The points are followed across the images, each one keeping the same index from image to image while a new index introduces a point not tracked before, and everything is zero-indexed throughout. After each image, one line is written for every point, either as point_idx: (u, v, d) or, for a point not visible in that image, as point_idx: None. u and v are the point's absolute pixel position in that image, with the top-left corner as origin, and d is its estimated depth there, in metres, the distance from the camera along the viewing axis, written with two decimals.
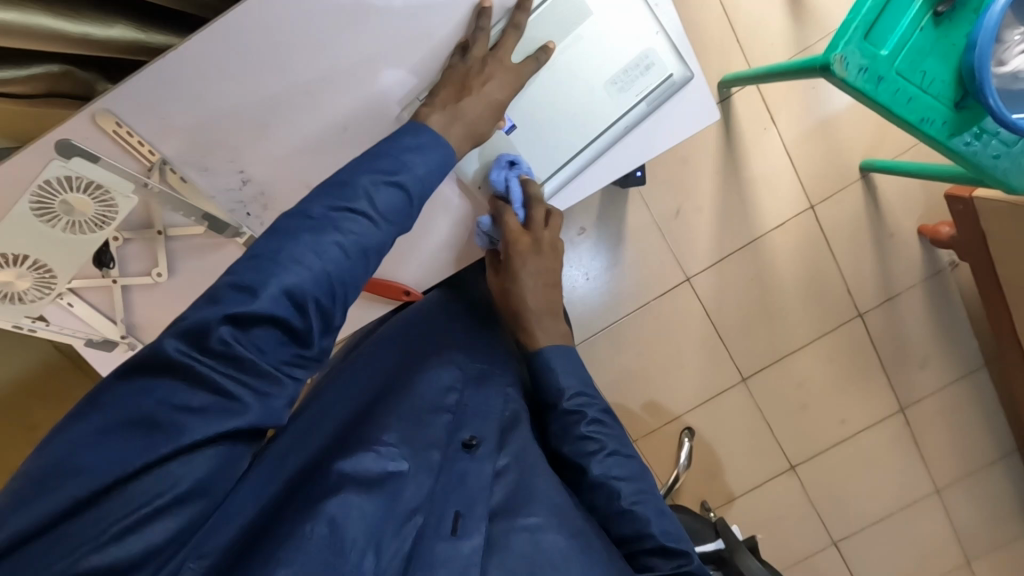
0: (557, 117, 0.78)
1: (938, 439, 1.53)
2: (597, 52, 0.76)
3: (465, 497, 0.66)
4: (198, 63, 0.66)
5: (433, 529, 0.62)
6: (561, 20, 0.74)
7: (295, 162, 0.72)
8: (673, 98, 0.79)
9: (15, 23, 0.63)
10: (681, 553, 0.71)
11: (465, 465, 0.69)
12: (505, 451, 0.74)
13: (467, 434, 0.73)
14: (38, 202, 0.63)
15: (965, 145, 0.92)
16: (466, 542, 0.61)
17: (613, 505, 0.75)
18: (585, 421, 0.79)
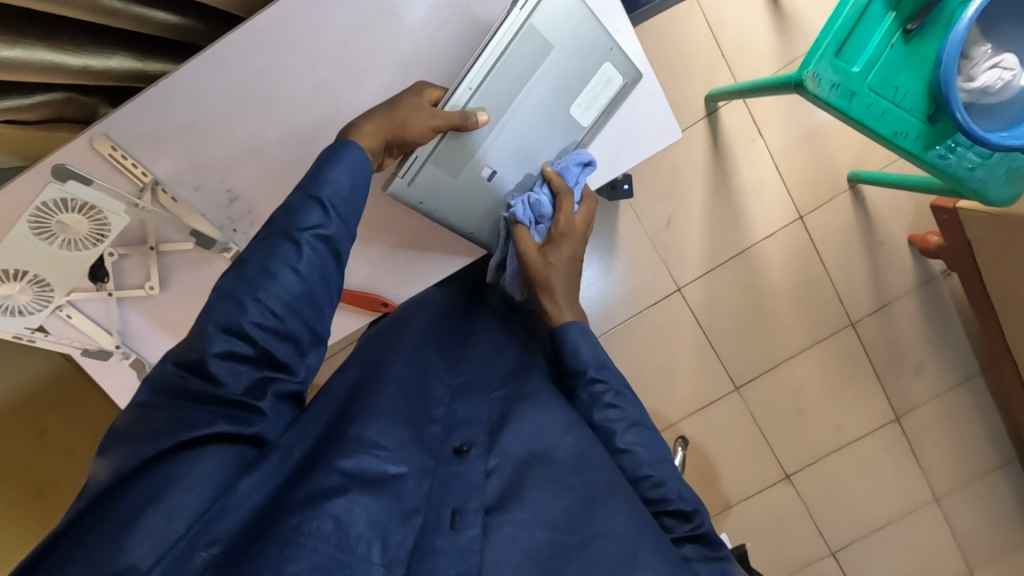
0: (530, 145, 0.81)
1: (936, 447, 1.52)
2: (564, 75, 0.77)
3: (462, 492, 0.64)
4: (189, 89, 0.70)
5: (433, 527, 0.60)
6: (528, 56, 0.74)
7: (282, 180, 0.75)
8: (632, 104, 0.83)
9: (19, 60, 0.66)
10: (693, 514, 0.72)
11: (454, 470, 0.66)
12: (496, 453, 0.69)
13: (458, 439, 0.71)
14: (36, 221, 0.67)
15: (939, 157, 0.94)
16: (465, 534, 0.60)
17: (635, 471, 0.74)
18: (608, 390, 0.79)
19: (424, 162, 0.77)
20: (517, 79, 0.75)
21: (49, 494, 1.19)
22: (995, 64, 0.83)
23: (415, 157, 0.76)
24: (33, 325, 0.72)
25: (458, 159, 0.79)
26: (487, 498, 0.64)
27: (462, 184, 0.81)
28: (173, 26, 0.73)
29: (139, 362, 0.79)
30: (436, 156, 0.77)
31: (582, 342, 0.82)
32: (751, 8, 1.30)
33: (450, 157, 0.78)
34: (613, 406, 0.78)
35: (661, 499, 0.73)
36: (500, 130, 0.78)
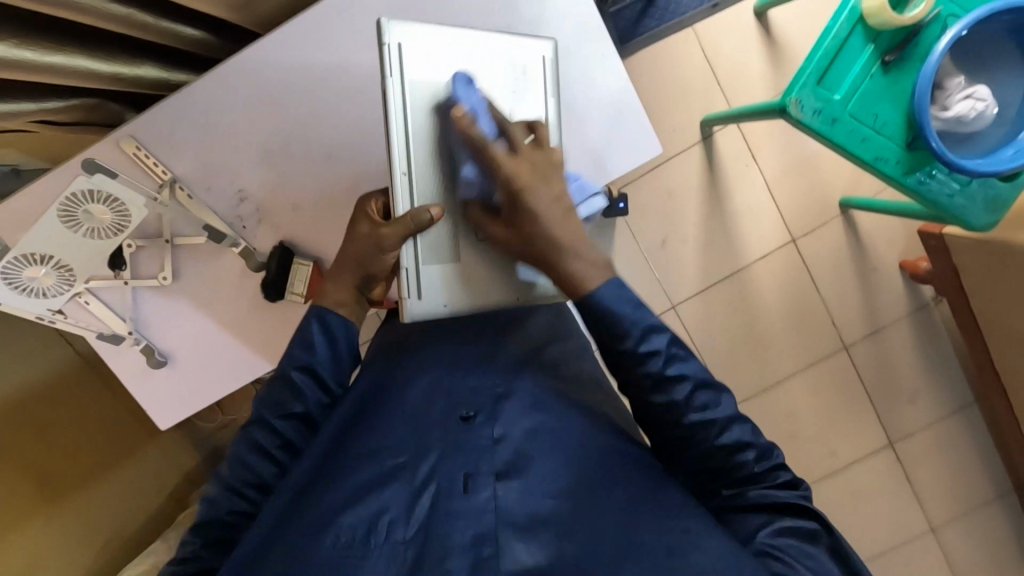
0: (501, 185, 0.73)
1: (931, 475, 1.53)
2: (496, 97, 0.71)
3: (472, 458, 0.65)
4: (207, 97, 0.74)
5: (446, 494, 0.61)
6: (435, 111, 0.67)
7: (291, 185, 0.77)
8: (604, 103, 0.83)
9: (59, 65, 0.61)
10: (767, 469, 0.65)
11: (464, 437, 0.67)
12: (503, 421, 0.69)
13: (465, 406, 0.71)
14: (65, 210, 0.72)
15: (919, 183, 0.97)
16: (479, 496, 0.61)
17: (704, 441, 0.64)
18: (663, 358, 0.65)
19: (421, 271, 0.69)
20: (439, 135, 0.67)
21: (47, 487, 1.19)
22: (967, 94, 0.88)
23: (406, 270, 0.69)
24: (53, 308, 0.76)
25: (446, 244, 0.70)
26: (498, 463, 0.65)
27: (470, 260, 0.72)
28: (197, 41, 0.76)
29: (149, 349, 0.78)
30: (425, 250, 0.69)
31: (624, 302, 0.66)
32: (744, 40, 1.36)
33: (436, 248, 0.69)
34: (675, 377, 0.65)
35: (732, 464, 0.64)
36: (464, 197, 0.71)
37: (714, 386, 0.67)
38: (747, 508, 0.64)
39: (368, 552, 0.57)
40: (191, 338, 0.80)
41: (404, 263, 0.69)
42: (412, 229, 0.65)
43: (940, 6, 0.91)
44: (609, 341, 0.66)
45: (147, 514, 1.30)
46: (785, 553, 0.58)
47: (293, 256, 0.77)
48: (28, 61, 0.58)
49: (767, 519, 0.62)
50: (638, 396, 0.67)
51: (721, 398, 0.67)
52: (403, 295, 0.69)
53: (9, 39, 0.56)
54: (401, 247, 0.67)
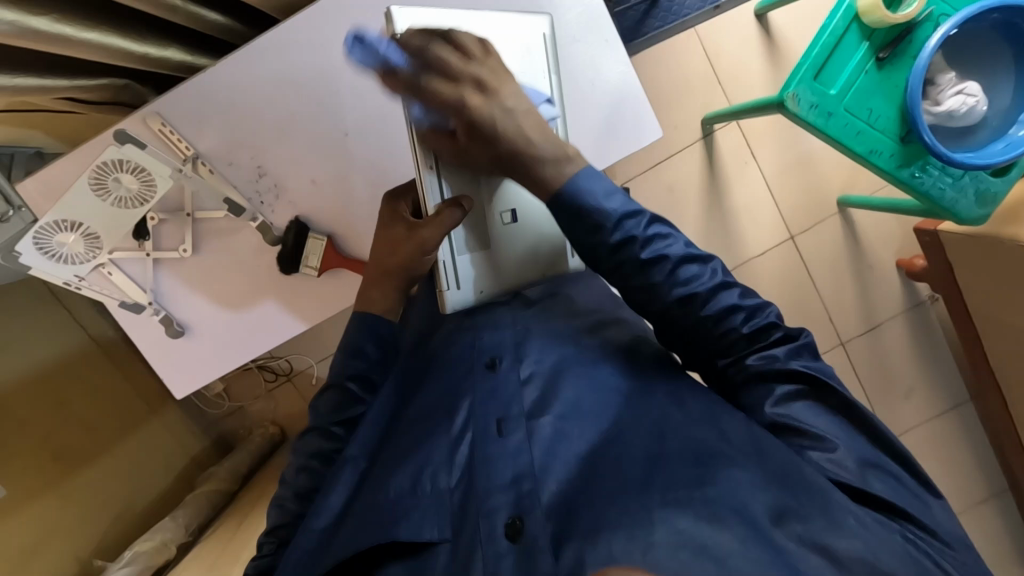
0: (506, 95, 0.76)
1: (927, 474, 1.54)
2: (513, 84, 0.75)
3: (502, 402, 0.68)
4: (227, 78, 0.76)
5: (483, 437, 0.66)
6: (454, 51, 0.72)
7: (307, 162, 0.80)
8: (607, 87, 0.86)
9: (97, 42, 0.65)
10: (762, 333, 0.67)
11: (492, 383, 0.70)
12: (528, 361, 0.72)
13: (489, 352, 0.73)
14: (95, 178, 0.75)
15: (912, 176, 1.00)
16: (513, 438, 0.64)
17: (698, 311, 0.66)
18: (641, 240, 0.66)
19: (456, 262, 0.80)
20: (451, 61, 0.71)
21: (64, 462, 1.20)
22: (959, 90, 0.91)
23: (443, 263, 0.79)
24: (80, 274, 0.78)
25: (474, 234, 0.81)
26: (526, 403, 0.68)
27: (497, 240, 0.82)
28: (220, 26, 0.79)
29: (168, 319, 0.82)
30: (456, 242, 0.79)
31: (598, 189, 0.66)
32: (746, 39, 1.40)
33: (465, 236, 0.80)
34: (662, 264, 0.66)
35: (724, 334, 0.66)
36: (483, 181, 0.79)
37: (698, 258, 0.68)
38: (752, 381, 0.66)
39: (417, 502, 0.64)
40: (208, 314, 0.83)
41: (442, 257, 0.79)
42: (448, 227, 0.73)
43: (933, 5, 0.94)
44: (586, 232, 0.66)
45: (151, 494, 1.35)
46: (804, 421, 0.62)
47: (308, 232, 0.81)
48: (69, 37, 0.61)
49: (772, 385, 0.66)
50: (622, 280, 0.68)
51: (705, 266, 0.67)
52: (444, 287, 0.80)
53: (50, 14, 0.59)
54: (438, 246, 0.77)
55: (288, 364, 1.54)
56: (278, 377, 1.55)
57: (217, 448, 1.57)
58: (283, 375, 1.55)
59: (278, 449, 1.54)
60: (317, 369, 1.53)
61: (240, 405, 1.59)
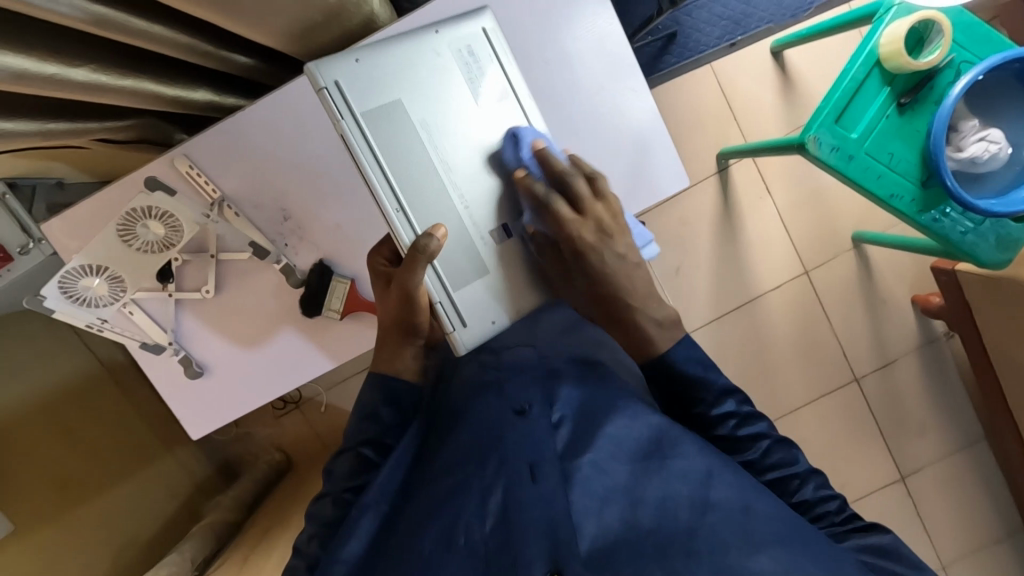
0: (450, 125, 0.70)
1: (942, 512, 1.52)
2: (434, 104, 0.69)
3: (534, 447, 0.66)
4: (252, 122, 0.76)
5: (516, 482, 0.63)
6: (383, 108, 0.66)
7: (331, 205, 0.79)
8: (635, 131, 0.83)
9: (128, 88, 0.65)
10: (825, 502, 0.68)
11: (519, 427, 0.69)
12: (558, 406, 0.73)
13: (518, 401, 0.73)
14: (123, 225, 0.74)
15: (933, 220, 1.00)
16: (548, 483, 0.63)
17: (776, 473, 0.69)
18: (731, 414, 0.70)
19: (454, 300, 0.69)
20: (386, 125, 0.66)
21: (70, 493, 1.18)
22: (982, 137, 0.91)
23: (440, 304, 0.69)
24: (102, 317, 0.75)
25: (468, 262, 0.70)
26: (559, 446, 0.68)
27: (496, 262, 0.72)
28: (249, 67, 0.79)
29: (187, 359, 0.80)
30: (449, 278, 0.69)
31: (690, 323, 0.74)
32: (762, 76, 1.40)
33: (456, 268, 0.69)
34: (746, 433, 0.70)
35: (814, 506, 0.67)
36: (461, 197, 0.69)
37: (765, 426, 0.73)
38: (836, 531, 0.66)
39: (451, 556, 0.61)
40: (229, 354, 0.81)
41: (434, 297, 0.69)
42: (426, 258, 0.64)
43: (954, 53, 0.95)
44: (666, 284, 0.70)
45: (155, 525, 1.32)
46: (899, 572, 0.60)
47: (332, 273, 0.79)
48: (104, 85, 0.61)
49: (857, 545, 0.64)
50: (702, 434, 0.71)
51: (791, 452, 0.70)
52: (448, 329, 0.69)
53: (88, 64, 0.59)
54: (424, 280, 0.67)
55: (297, 391, 1.53)
56: (287, 404, 1.54)
57: (223, 473, 1.56)
58: (292, 403, 1.53)
59: (283, 476, 1.52)
60: (326, 397, 1.52)
61: (248, 430, 1.56)
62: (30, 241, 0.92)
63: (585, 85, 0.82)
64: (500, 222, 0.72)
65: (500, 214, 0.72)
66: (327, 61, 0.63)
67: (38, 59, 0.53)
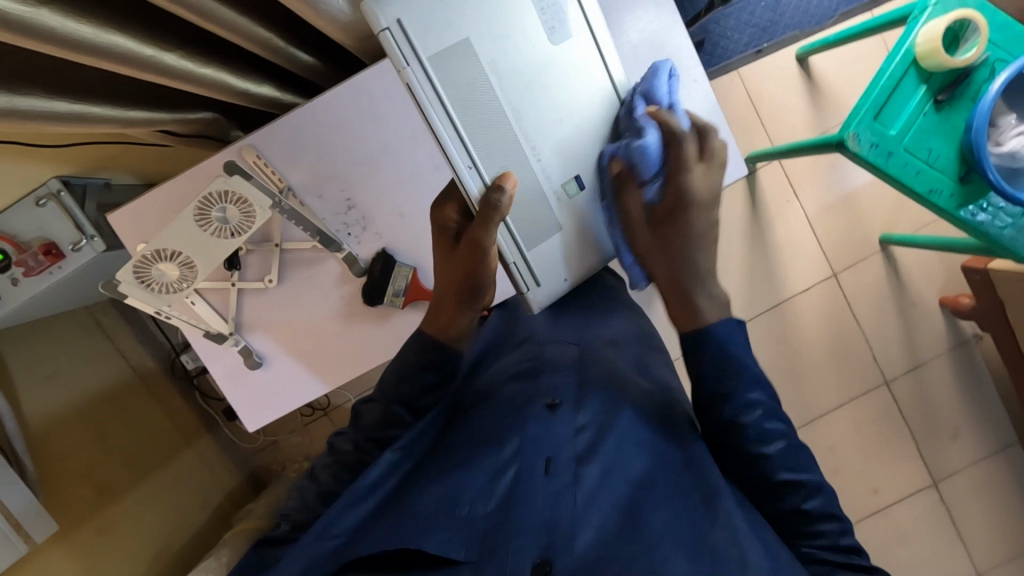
0: (532, 91, 0.73)
1: (976, 517, 1.50)
2: (511, 48, 0.71)
3: (552, 444, 0.72)
4: (320, 111, 0.77)
5: (528, 472, 0.70)
6: (454, 49, 0.67)
7: (394, 196, 0.81)
8: None
9: (208, 78, 0.67)
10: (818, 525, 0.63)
11: (545, 423, 0.74)
12: (585, 409, 0.76)
13: (548, 395, 0.78)
14: (198, 211, 0.73)
15: (971, 216, 1.01)
16: (557, 479, 0.69)
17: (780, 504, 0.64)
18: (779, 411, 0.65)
19: (527, 259, 0.77)
20: (459, 72, 0.68)
21: (107, 493, 1.17)
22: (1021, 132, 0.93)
23: (514, 263, 0.77)
24: (169, 304, 0.75)
25: (541, 223, 0.78)
26: (577, 448, 0.72)
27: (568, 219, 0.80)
28: (311, 66, 0.81)
29: (247, 350, 0.79)
30: (522, 237, 0.77)
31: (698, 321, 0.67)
32: (789, 82, 1.43)
33: (529, 231, 0.77)
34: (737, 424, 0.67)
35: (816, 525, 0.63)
36: (535, 153, 0.75)
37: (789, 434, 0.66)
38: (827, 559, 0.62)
39: (449, 520, 0.67)
40: (286, 344, 0.81)
41: (511, 258, 0.76)
42: (498, 212, 0.65)
43: (988, 52, 0.97)
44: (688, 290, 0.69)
45: (186, 532, 1.30)
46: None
47: (395, 262, 0.80)
48: (187, 72, 0.64)
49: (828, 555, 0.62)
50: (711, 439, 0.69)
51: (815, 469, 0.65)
52: (525, 290, 0.80)
53: (176, 51, 0.62)
54: (501, 241, 0.74)
55: (326, 398, 1.52)
56: (315, 411, 1.53)
57: (252, 482, 1.54)
58: (320, 409, 1.52)
59: None
60: None
61: (276, 439, 1.57)
62: (82, 237, 0.91)
63: (642, 77, 0.85)
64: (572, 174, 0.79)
65: (571, 168, 0.78)
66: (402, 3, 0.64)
67: (139, 41, 0.56)
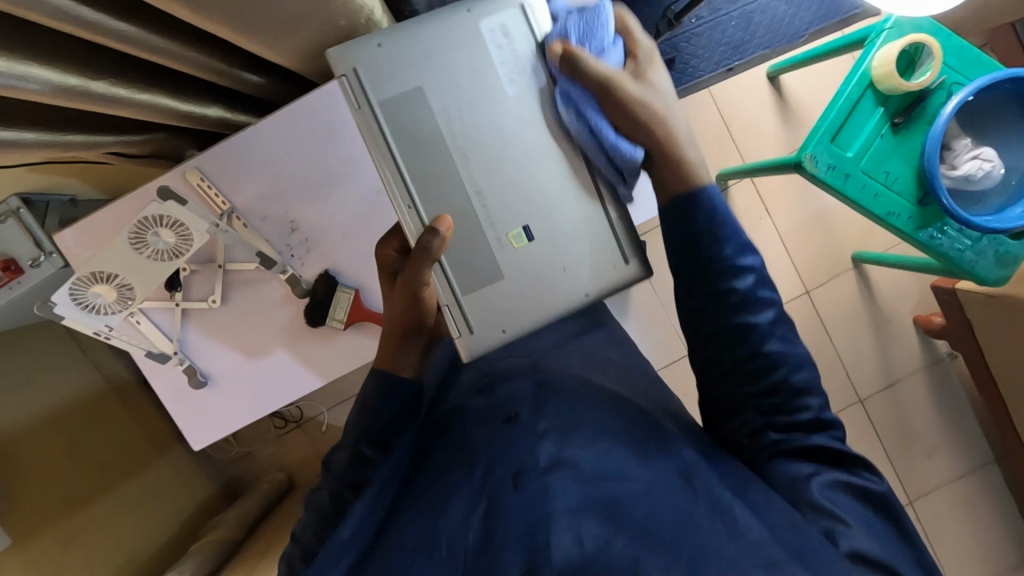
0: (485, 140, 0.70)
1: (953, 537, 1.48)
2: (468, 99, 0.69)
3: (522, 453, 0.69)
4: (265, 137, 0.78)
5: (500, 489, 0.67)
6: (406, 99, 0.68)
7: (340, 218, 0.82)
8: None
9: (146, 103, 0.67)
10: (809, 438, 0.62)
11: (512, 436, 0.72)
12: (547, 415, 0.73)
13: (508, 408, 0.76)
14: (134, 233, 0.74)
15: (931, 238, 1.01)
16: (529, 492, 0.66)
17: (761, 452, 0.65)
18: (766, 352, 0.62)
19: (460, 300, 0.70)
20: (407, 120, 0.68)
21: (70, 505, 1.17)
22: (975, 156, 0.93)
23: (446, 307, 0.70)
24: (110, 324, 0.77)
25: (481, 264, 0.70)
26: (542, 458, 0.68)
27: (512, 260, 0.71)
28: (260, 86, 0.82)
29: (191, 369, 0.81)
30: (455, 276, 0.70)
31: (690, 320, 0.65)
32: (760, 100, 1.43)
33: (465, 269, 0.70)
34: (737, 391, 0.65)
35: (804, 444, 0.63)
36: (480, 196, 0.70)
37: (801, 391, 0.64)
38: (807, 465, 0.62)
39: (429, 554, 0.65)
40: (231, 363, 0.83)
41: (441, 298, 0.70)
42: (425, 252, 0.65)
43: (945, 75, 0.97)
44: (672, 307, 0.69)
45: (153, 544, 1.30)
46: (836, 507, 0.59)
47: (336, 284, 0.81)
48: (123, 98, 0.63)
49: (816, 468, 0.62)
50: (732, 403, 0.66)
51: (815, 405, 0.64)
52: (454, 334, 0.71)
53: (108, 78, 0.60)
54: (430, 278, 0.68)
55: (298, 409, 1.53)
56: (288, 423, 1.54)
57: (224, 493, 1.54)
58: (293, 421, 1.53)
59: (284, 497, 1.49)
60: (328, 416, 1.52)
61: (248, 450, 1.56)
62: (41, 254, 0.92)
63: None
64: (520, 224, 0.71)
65: (522, 213, 0.71)
66: (348, 49, 0.67)
67: (62, 71, 0.54)
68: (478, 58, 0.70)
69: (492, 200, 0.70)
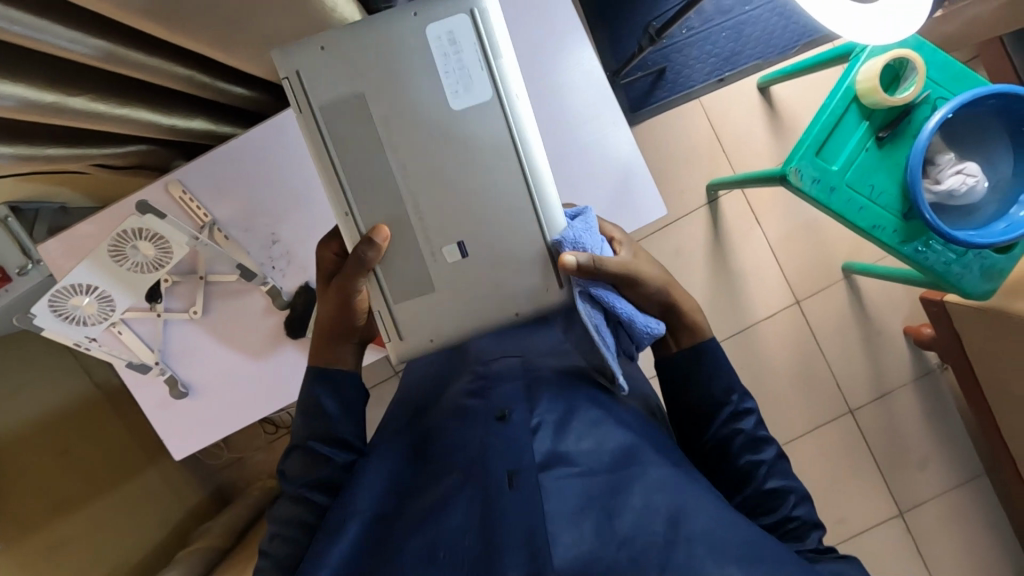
0: (427, 152, 0.67)
1: (943, 550, 1.48)
2: (410, 108, 0.66)
3: (514, 453, 0.64)
4: (245, 152, 0.80)
5: (495, 490, 0.61)
6: (345, 107, 0.66)
7: (321, 231, 0.83)
8: (613, 161, 0.91)
9: (126, 117, 0.68)
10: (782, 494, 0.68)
11: (502, 433, 0.67)
12: (538, 411, 0.71)
13: (497, 406, 0.71)
14: (114, 246, 0.76)
15: (917, 251, 1.01)
16: (527, 492, 0.60)
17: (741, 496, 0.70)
18: (729, 407, 0.72)
19: (392, 309, 0.70)
20: (345, 127, 0.66)
21: (57, 511, 1.18)
22: (959, 170, 0.94)
23: (378, 313, 0.71)
24: (90, 334, 0.79)
25: (413, 278, 0.69)
26: (537, 454, 0.66)
27: (445, 278, 0.70)
28: (244, 98, 0.83)
29: (172, 379, 0.82)
30: (388, 287, 0.70)
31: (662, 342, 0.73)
32: (750, 111, 1.44)
33: (397, 281, 0.69)
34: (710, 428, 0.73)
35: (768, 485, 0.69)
36: (416, 208, 0.68)
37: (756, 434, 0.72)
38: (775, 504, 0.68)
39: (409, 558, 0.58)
40: (212, 372, 0.84)
41: (374, 305, 0.71)
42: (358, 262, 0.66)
43: (929, 89, 0.98)
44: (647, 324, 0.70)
45: (141, 550, 1.30)
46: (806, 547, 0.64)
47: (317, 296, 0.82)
48: (102, 113, 0.64)
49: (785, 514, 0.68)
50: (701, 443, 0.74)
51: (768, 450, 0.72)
52: (386, 339, 0.72)
53: (86, 94, 0.61)
54: (362, 287, 0.70)
55: (289, 416, 1.53)
56: (279, 428, 1.54)
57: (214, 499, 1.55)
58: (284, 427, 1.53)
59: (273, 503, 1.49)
60: None
61: (239, 456, 1.57)
62: (28, 262, 0.93)
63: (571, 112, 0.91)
64: (455, 240, 0.69)
65: (457, 230, 0.69)
66: (288, 52, 0.65)
67: (39, 88, 0.55)
68: (420, 64, 0.66)
69: (429, 211, 0.68)
